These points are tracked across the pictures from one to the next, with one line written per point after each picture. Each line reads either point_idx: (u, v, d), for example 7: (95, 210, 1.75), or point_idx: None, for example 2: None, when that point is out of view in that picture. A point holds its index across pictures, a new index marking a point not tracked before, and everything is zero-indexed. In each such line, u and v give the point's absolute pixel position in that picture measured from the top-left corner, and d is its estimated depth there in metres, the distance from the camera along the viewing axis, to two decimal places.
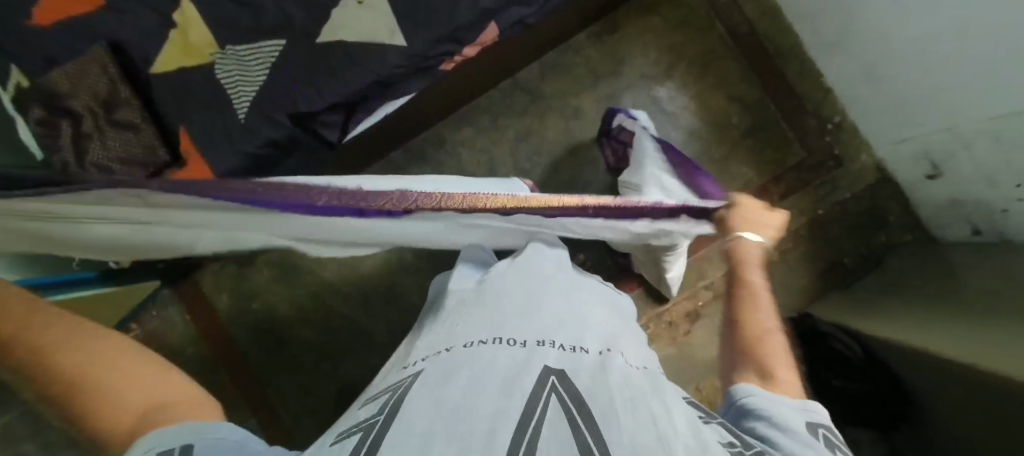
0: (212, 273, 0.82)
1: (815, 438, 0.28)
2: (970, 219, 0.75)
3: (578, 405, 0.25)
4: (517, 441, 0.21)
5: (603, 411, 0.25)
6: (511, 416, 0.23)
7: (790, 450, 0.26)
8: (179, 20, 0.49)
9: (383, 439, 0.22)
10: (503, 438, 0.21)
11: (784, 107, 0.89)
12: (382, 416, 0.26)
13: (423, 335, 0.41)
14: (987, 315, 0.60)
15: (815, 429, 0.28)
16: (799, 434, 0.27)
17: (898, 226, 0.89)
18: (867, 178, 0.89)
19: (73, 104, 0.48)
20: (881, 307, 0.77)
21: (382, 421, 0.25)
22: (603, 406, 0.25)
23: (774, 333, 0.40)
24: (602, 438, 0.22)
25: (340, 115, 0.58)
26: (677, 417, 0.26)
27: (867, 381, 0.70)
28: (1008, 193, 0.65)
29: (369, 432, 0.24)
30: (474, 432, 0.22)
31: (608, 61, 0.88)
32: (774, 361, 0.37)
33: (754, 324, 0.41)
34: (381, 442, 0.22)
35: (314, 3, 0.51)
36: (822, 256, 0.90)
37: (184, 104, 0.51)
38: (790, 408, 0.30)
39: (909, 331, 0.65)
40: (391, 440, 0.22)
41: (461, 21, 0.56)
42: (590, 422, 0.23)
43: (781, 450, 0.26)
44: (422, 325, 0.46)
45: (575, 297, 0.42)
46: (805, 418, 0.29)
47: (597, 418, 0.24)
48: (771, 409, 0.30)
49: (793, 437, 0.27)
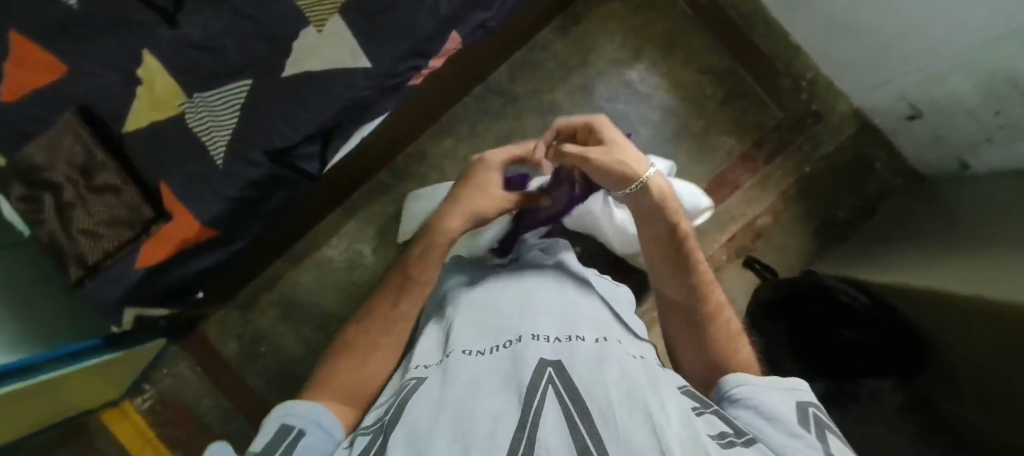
0: (215, 321, 0.82)
1: (808, 431, 0.30)
2: (957, 153, 0.76)
3: (575, 401, 0.26)
4: (515, 444, 0.23)
5: (600, 405, 0.25)
6: (509, 418, 0.25)
7: (773, 440, 0.29)
8: (144, 75, 0.48)
9: (389, 441, 0.25)
10: (498, 445, 0.23)
11: (757, 72, 0.90)
12: (388, 418, 0.29)
13: (418, 338, 0.43)
14: (986, 248, 0.60)
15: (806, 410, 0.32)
16: (788, 424, 0.30)
17: (886, 172, 0.89)
18: (848, 129, 0.90)
19: (53, 175, 0.49)
20: (883, 254, 0.77)
21: (389, 424, 0.27)
22: (599, 400, 0.26)
23: (720, 311, 0.45)
24: (597, 434, 0.23)
25: (318, 145, 0.58)
26: (672, 407, 0.26)
27: (869, 329, 0.71)
28: (990, 123, 0.65)
29: (380, 439, 0.27)
30: (473, 437, 0.23)
31: (576, 52, 0.88)
32: (735, 345, 0.42)
33: (709, 308, 0.45)
34: (387, 443, 0.25)
35: (269, 34, 0.50)
36: (816, 213, 0.90)
37: (158, 158, 0.51)
38: (778, 393, 0.34)
39: (911, 275, 0.66)
40: (394, 442, 0.25)
41: (422, 35, 0.56)
42: (587, 418, 0.25)
43: (764, 438, 0.30)
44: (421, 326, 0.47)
45: (571, 291, 0.42)
46: (794, 399, 0.33)
47: (592, 414, 0.25)
48: (760, 398, 0.33)
49: (781, 429, 0.30)
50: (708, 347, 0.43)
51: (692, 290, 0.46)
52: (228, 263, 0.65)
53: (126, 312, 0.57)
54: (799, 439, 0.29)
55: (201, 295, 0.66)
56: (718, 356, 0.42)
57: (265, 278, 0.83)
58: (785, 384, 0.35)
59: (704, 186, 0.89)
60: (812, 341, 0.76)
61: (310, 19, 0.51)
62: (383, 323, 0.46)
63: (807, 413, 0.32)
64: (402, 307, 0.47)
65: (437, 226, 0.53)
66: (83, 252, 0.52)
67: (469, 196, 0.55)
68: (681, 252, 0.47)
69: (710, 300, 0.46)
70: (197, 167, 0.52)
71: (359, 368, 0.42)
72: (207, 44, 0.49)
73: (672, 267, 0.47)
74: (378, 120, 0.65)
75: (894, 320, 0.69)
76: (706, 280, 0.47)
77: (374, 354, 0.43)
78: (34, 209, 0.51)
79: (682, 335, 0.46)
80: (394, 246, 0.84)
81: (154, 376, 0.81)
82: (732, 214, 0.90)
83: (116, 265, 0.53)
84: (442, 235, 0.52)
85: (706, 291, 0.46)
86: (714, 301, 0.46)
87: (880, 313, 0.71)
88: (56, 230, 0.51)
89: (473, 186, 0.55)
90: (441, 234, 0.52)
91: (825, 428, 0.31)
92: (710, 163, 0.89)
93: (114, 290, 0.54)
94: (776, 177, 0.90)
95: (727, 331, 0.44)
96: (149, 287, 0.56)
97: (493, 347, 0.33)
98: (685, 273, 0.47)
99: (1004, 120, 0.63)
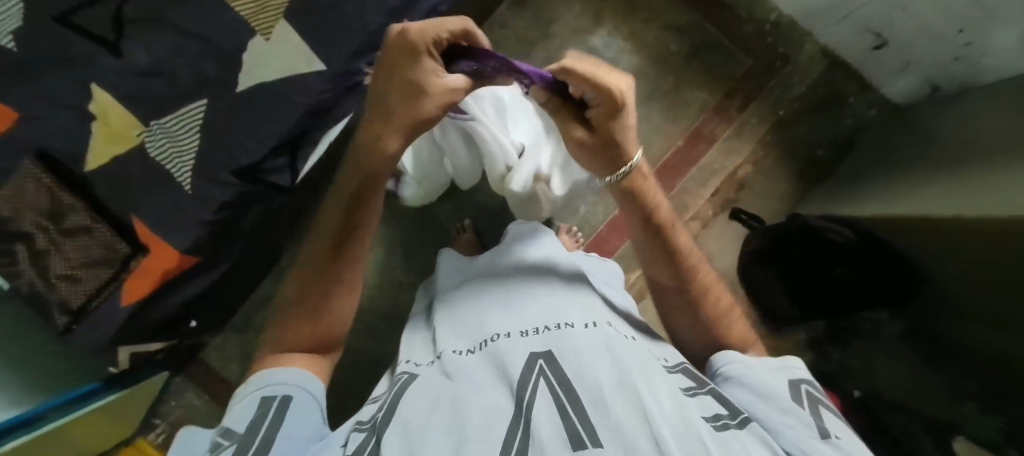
0: (216, 346, 0.82)
1: (800, 406, 0.31)
2: (927, 78, 0.76)
3: (566, 391, 0.26)
4: (508, 444, 0.23)
5: (592, 395, 0.25)
6: (501, 417, 0.25)
7: (764, 419, 0.30)
8: (97, 109, 0.45)
9: (383, 440, 0.25)
10: (489, 443, 0.23)
11: (719, 23, 0.88)
12: (380, 416, 0.29)
13: (406, 334, 0.43)
14: (958, 170, 0.62)
15: (798, 388, 0.32)
16: (782, 400, 0.31)
17: (860, 104, 0.90)
18: (817, 66, 0.89)
19: (21, 225, 0.47)
20: (865, 188, 0.78)
21: (383, 419, 0.27)
22: (591, 389, 0.26)
23: (706, 291, 0.44)
24: (590, 424, 0.23)
25: (285, 156, 0.57)
26: (664, 389, 0.26)
27: (858, 264, 0.71)
28: (955, 41, 0.66)
29: (375, 436, 0.27)
30: (464, 436, 0.23)
31: (535, 26, 0.86)
32: (727, 328, 0.42)
33: (702, 293, 0.43)
34: (382, 443, 0.25)
35: (218, 51, 0.47)
36: (795, 155, 0.91)
37: (130, 199, 0.49)
38: (770, 374, 0.33)
39: (891, 202, 0.67)
40: (388, 439, 0.25)
41: (373, 28, 0.55)
42: (578, 406, 0.25)
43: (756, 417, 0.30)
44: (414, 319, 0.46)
45: (558, 279, 0.39)
46: (786, 376, 0.33)
47: (585, 405, 0.25)
48: (754, 377, 0.33)
49: (773, 406, 0.31)
50: (704, 324, 0.42)
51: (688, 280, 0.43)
52: (215, 286, 0.64)
53: (120, 347, 0.59)
54: (790, 415, 0.30)
55: (195, 322, 0.67)
56: (717, 330, 0.42)
57: (257, 297, 0.82)
58: (780, 362, 0.35)
59: (681, 144, 0.89)
60: (808, 279, 0.78)
61: (256, 27, 0.49)
62: (336, 255, 0.42)
63: (799, 390, 0.32)
64: (351, 232, 0.42)
65: (387, 124, 0.39)
66: (66, 298, 0.52)
67: (393, 94, 0.38)
68: (660, 238, 0.44)
69: (701, 283, 0.44)
70: (166, 195, 0.50)
71: (324, 307, 0.42)
72: (155, 69, 0.46)
73: (657, 251, 0.44)
74: (344, 121, 0.66)
75: (885, 247, 0.67)
76: (691, 262, 0.44)
77: (305, 300, 0.42)
78: (8, 262, 0.49)
79: (675, 312, 0.45)
80: (379, 247, 0.84)
81: (163, 409, 0.81)
82: (713, 167, 0.90)
83: (99, 307, 0.53)
84: (377, 159, 0.41)
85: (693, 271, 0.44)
86: (701, 275, 0.44)
87: (892, 259, 0.67)
88: (35, 281, 0.51)
89: (407, 81, 0.38)
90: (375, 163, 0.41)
91: (817, 404, 0.32)
92: (683, 121, 0.89)
93: (106, 330, 0.55)
94: (752, 125, 0.90)
95: (716, 304, 0.43)
96: (138, 322, 0.57)
97: (480, 343, 0.33)
98: (675, 260, 0.44)
99: (969, 37, 0.64)
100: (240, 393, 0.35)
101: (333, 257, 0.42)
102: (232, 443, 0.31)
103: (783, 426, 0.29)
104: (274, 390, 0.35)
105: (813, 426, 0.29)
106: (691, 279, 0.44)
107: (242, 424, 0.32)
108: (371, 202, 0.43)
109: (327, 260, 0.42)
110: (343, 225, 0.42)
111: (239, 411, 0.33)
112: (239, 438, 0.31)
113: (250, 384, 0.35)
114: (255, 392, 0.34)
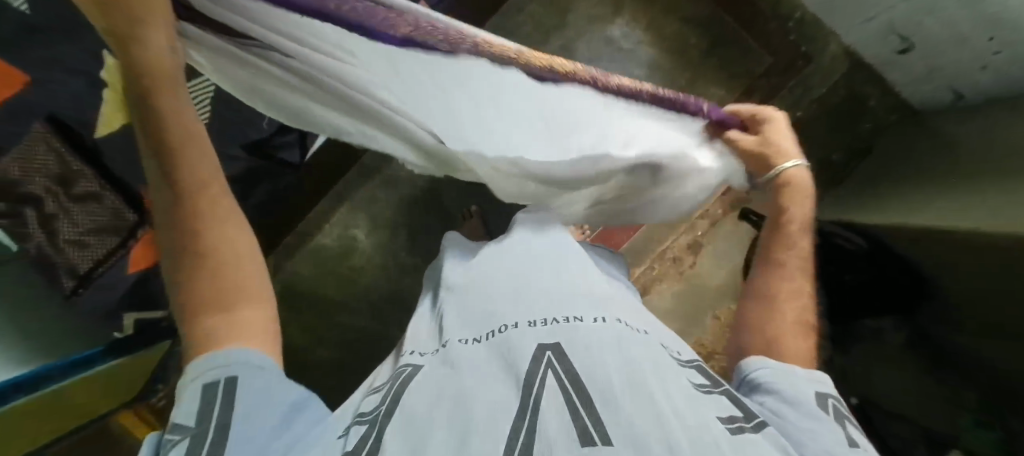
0: None
1: (824, 411, 0.28)
2: (951, 85, 0.75)
3: (575, 386, 0.25)
4: (514, 435, 0.22)
5: (602, 392, 0.25)
6: (508, 408, 0.24)
7: (792, 423, 0.27)
8: (109, 76, 0.45)
9: (387, 428, 0.25)
10: (495, 438, 0.22)
11: (741, 17, 0.86)
12: (384, 407, 0.27)
13: (412, 324, 0.42)
14: (976, 185, 0.61)
15: (825, 399, 0.29)
16: (809, 408, 0.28)
17: (879, 109, 0.88)
18: (839, 68, 0.87)
19: (30, 188, 0.46)
20: (881, 195, 0.76)
21: (386, 414, 0.26)
22: (601, 385, 0.25)
23: (774, 311, 0.36)
24: (599, 420, 0.22)
25: (295, 133, 0.57)
26: (675, 389, 0.26)
27: (869, 269, 0.70)
28: (984, 49, 0.64)
29: (377, 428, 0.25)
30: (469, 429, 0.23)
31: (552, 13, 0.84)
32: (784, 326, 0.35)
33: (786, 292, 0.38)
34: (386, 430, 0.24)
35: None
36: (809, 158, 0.90)
37: (132, 175, 0.52)
38: (800, 381, 0.31)
39: (910, 212, 0.66)
40: (395, 428, 0.24)
41: None
42: (588, 402, 0.24)
43: (785, 423, 0.27)
44: (421, 310, 0.45)
45: (570, 269, 0.38)
46: (814, 388, 0.30)
47: (596, 402, 0.24)
48: (783, 385, 0.30)
49: (802, 412, 0.28)
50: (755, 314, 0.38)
51: (781, 278, 0.39)
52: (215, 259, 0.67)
53: (127, 316, 0.60)
54: (819, 421, 0.27)
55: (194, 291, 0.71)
56: (769, 323, 0.36)
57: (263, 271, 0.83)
58: (806, 373, 0.32)
59: None
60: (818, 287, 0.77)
61: None
62: (196, 239, 0.27)
63: (829, 401, 0.29)
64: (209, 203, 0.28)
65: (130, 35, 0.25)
66: (73, 263, 0.52)
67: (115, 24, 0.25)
68: (772, 234, 0.41)
69: (789, 286, 0.38)
70: None
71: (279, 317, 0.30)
72: None
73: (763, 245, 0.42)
74: None
75: (891, 254, 0.68)
76: (785, 261, 0.39)
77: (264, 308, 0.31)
78: (18, 224, 0.47)
79: (745, 306, 0.40)
80: (385, 229, 0.84)
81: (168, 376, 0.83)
82: None
83: (107, 271, 0.55)
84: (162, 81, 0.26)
85: (782, 272, 0.39)
86: (776, 289, 0.38)
87: (903, 268, 0.67)
88: (44, 242, 0.49)
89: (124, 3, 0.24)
90: (163, 70, 0.26)
91: (845, 420, 0.28)
92: None
93: (112, 294, 0.57)
94: None
95: (787, 326, 0.35)
96: (143, 288, 0.59)
97: (488, 333, 0.32)
98: (772, 256, 0.40)
99: (999, 45, 0.62)
100: (183, 376, 0.24)
101: (197, 256, 0.27)
102: (186, 435, 0.21)
103: (812, 430, 0.26)
104: (217, 373, 0.23)
105: (844, 437, 0.26)
106: (777, 276, 0.39)
107: (196, 414, 0.22)
108: (186, 153, 0.27)
109: (185, 250, 0.27)
110: (191, 186, 0.27)
111: (186, 402, 0.23)
112: (194, 429, 0.21)
113: (188, 370, 0.24)
114: (196, 378, 0.23)
